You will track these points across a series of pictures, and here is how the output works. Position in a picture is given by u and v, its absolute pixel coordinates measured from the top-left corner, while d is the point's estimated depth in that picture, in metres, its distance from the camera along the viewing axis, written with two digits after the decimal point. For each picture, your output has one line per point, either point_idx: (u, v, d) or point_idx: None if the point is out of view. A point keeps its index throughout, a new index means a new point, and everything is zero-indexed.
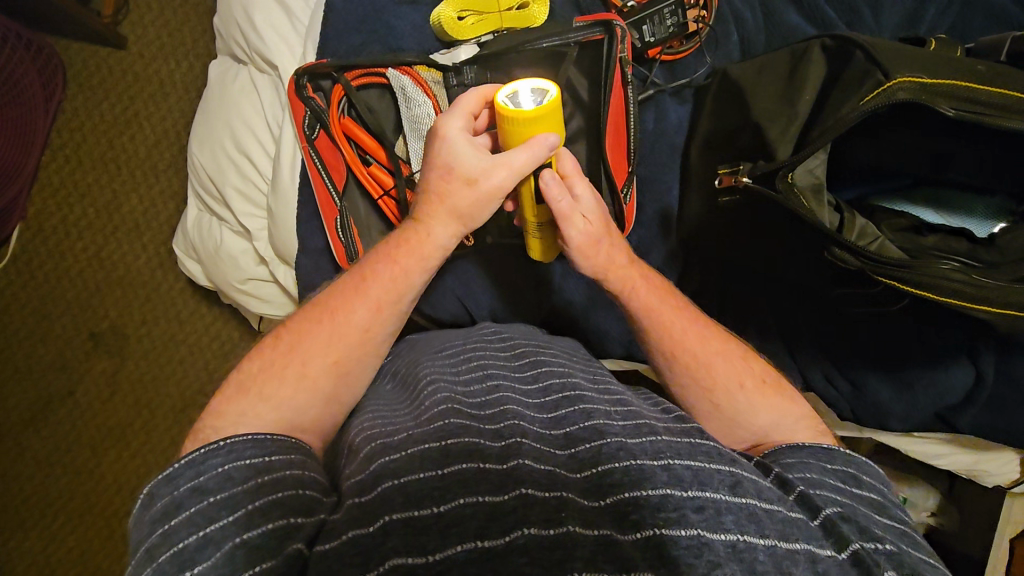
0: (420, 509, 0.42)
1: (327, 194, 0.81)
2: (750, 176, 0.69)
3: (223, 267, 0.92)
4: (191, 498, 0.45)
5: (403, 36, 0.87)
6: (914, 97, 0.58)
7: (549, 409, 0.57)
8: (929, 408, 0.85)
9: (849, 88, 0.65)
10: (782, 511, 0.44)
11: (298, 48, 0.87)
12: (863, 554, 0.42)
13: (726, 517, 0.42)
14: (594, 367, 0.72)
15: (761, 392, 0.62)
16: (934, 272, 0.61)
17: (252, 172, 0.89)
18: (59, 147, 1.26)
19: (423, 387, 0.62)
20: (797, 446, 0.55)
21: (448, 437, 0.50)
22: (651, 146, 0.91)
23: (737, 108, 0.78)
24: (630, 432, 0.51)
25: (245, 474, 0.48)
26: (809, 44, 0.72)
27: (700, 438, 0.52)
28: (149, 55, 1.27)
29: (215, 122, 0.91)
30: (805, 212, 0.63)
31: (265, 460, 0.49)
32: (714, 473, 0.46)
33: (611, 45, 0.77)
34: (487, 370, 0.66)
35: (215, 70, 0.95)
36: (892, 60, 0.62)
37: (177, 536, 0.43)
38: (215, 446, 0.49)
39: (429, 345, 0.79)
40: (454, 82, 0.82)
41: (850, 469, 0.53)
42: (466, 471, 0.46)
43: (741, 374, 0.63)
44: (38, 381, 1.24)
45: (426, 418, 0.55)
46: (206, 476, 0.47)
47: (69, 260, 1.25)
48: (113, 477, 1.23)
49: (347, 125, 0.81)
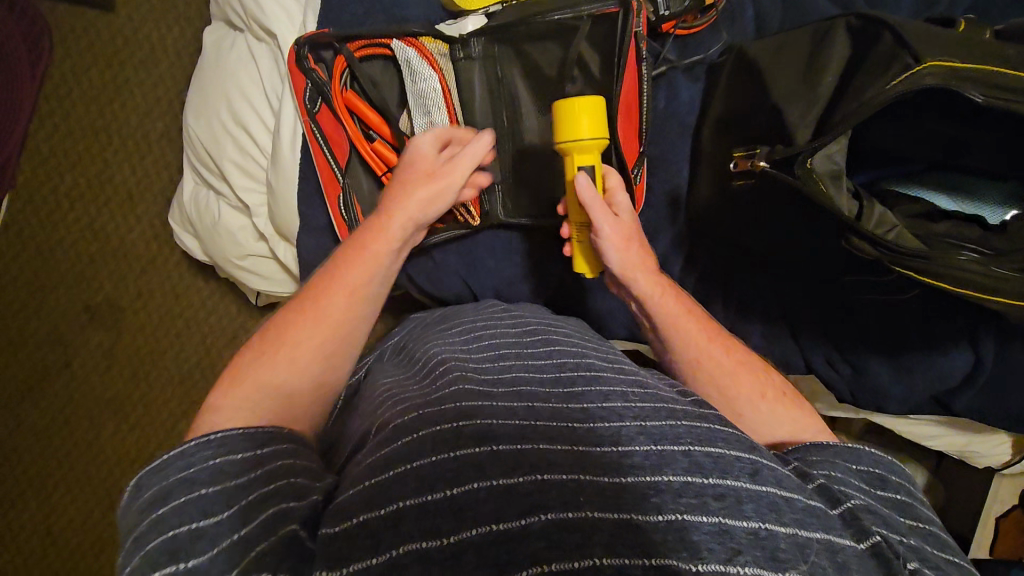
0: (434, 492, 0.41)
1: (329, 169, 0.77)
2: (768, 160, 0.65)
3: (222, 242, 0.91)
4: (180, 488, 0.44)
5: (408, 6, 0.81)
6: (942, 83, 0.56)
7: (562, 385, 0.57)
8: (925, 391, 0.86)
9: (874, 73, 0.62)
10: (801, 499, 0.44)
11: (297, 16, 0.82)
12: (882, 547, 0.44)
13: (747, 506, 0.42)
14: (606, 347, 0.71)
15: (783, 403, 0.62)
16: (954, 261, 0.60)
17: (251, 146, 0.85)
18: (48, 115, 1.23)
19: (436, 361, 0.63)
20: (822, 446, 0.55)
21: (461, 419, 0.49)
22: (660, 127, 0.88)
23: (750, 89, 0.75)
24: (649, 415, 0.51)
25: (238, 468, 0.46)
26: (833, 21, 0.69)
27: (718, 424, 0.51)
28: (139, 19, 1.24)
29: (211, 91, 0.86)
30: (825, 203, 0.61)
31: (256, 454, 0.48)
32: (735, 460, 0.46)
33: (626, 22, 0.71)
34: (500, 351, 0.65)
35: (209, 36, 0.90)
36: (920, 42, 0.60)
37: (167, 524, 0.41)
38: (206, 438, 0.48)
39: (439, 323, 0.77)
40: (461, 55, 0.78)
41: (875, 469, 0.53)
42: (480, 453, 0.45)
43: (764, 384, 0.63)
44: (31, 353, 1.23)
45: (438, 398, 0.54)
46: (196, 468, 0.45)
47: (60, 231, 1.23)
48: (112, 447, 1.25)
49: (351, 99, 0.76)
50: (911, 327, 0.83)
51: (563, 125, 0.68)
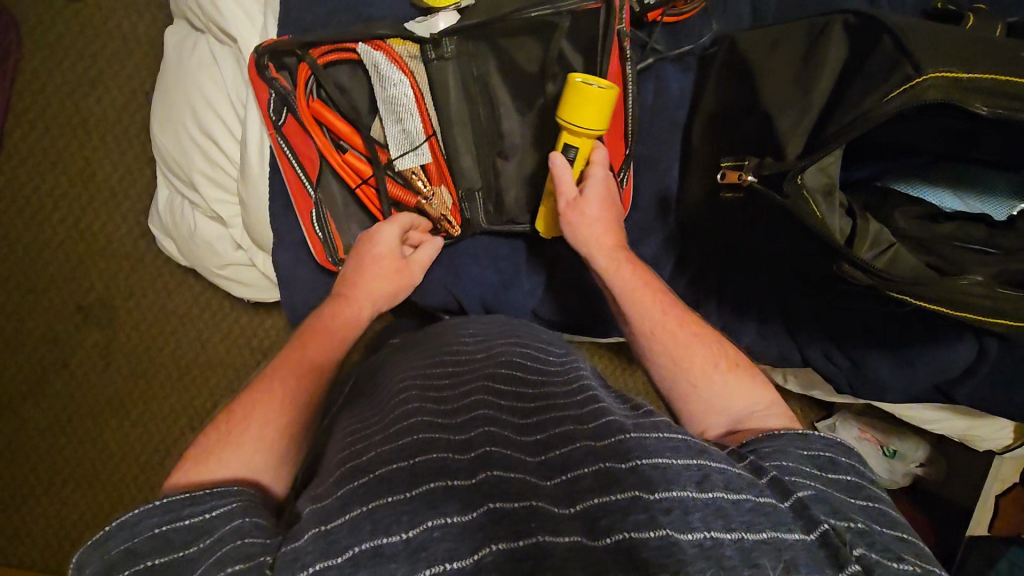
0: (388, 535, 0.40)
1: (299, 185, 0.74)
2: (757, 174, 0.61)
3: (200, 252, 0.89)
4: (125, 562, 0.43)
5: (374, 4, 0.76)
6: (944, 97, 0.52)
7: (524, 412, 0.55)
8: (928, 381, 0.84)
9: (871, 80, 0.57)
10: (750, 499, 0.45)
11: (258, 18, 0.78)
12: (830, 532, 0.43)
13: (693, 516, 0.42)
14: (569, 364, 0.70)
15: (735, 374, 0.62)
16: (955, 289, 0.57)
17: (219, 156, 0.82)
18: (25, 112, 1.21)
19: (394, 395, 0.61)
20: (773, 437, 0.54)
21: (416, 455, 0.47)
22: (649, 123, 0.84)
23: (740, 85, 0.70)
24: (598, 434, 0.50)
25: (184, 536, 0.45)
26: (831, 17, 0.64)
27: (668, 432, 0.51)
28: (108, 7, 1.18)
29: (175, 100, 0.83)
30: (816, 228, 0.56)
31: (206, 517, 0.46)
32: (682, 470, 0.46)
33: (609, 17, 0.68)
34: (461, 375, 0.63)
35: (170, 38, 0.86)
36: (923, 48, 0.54)
37: None
38: (151, 505, 0.46)
39: (407, 350, 0.75)
40: (433, 56, 0.72)
41: (825, 454, 0.52)
42: (432, 490, 0.44)
43: (717, 355, 0.64)
44: (33, 353, 1.25)
45: (392, 433, 0.52)
46: (140, 538, 0.44)
47: (48, 232, 1.22)
48: (116, 444, 1.25)
49: (317, 108, 0.72)
50: (913, 322, 0.80)
51: (576, 107, 0.69)
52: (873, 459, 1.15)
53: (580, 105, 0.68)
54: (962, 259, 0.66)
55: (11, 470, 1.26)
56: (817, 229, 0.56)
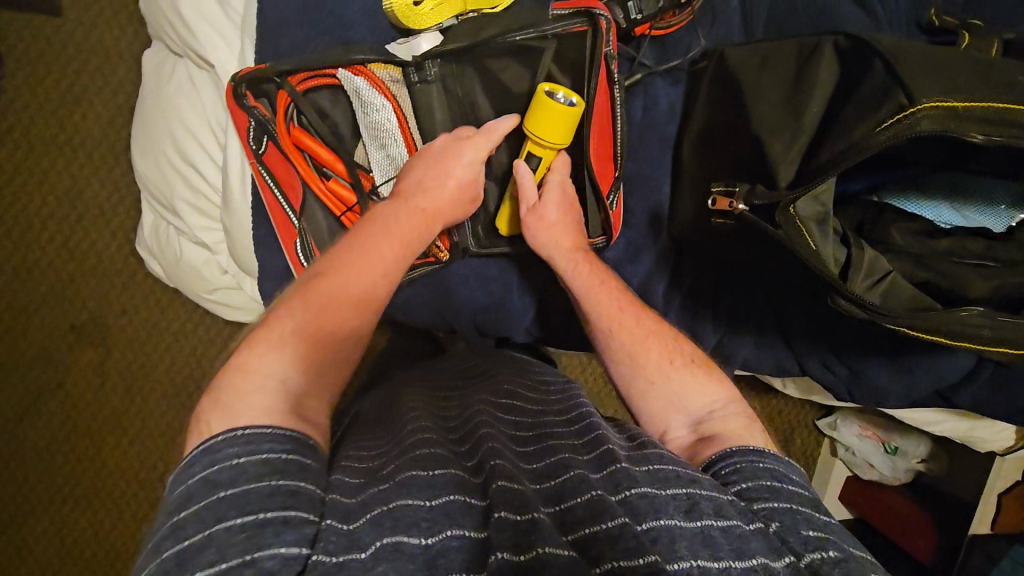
0: (410, 535, 0.40)
1: (282, 214, 0.72)
2: (748, 202, 0.59)
3: (187, 278, 0.88)
4: (202, 490, 0.42)
5: (353, 27, 0.74)
6: (935, 128, 0.52)
7: (523, 442, 0.56)
8: (928, 388, 0.83)
9: (864, 105, 0.57)
10: (739, 526, 0.44)
11: (235, 42, 0.77)
12: (820, 566, 0.42)
13: (681, 545, 0.42)
14: (570, 392, 0.71)
15: (690, 370, 0.63)
16: (951, 318, 0.57)
17: (201, 183, 0.81)
18: (6, 131, 1.18)
19: (404, 414, 0.62)
20: (732, 452, 0.54)
21: (433, 466, 0.48)
22: (638, 139, 0.82)
23: (731, 102, 0.69)
24: (593, 466, 0.50)
25: (263, 471, 0.43)
26: (821, 39, 0.63)
27: (659, 464, 0.50)
28: (89, 23, 1.16)
29: (155, 127, 0.82)
30: (810, 261, 0.56)
31: (281, 458, 0.45)
32: (670, 499, 0.45)
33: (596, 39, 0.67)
34: (471, 405, 0.64)
35: (147, 63, 0.85)
36: (916, 76, 0.54)
37: (183, 533, 0.39)
38: (234, 434, 0.45)
39: (409, 383, 0.76)
40: (416, 79, 0.72)
41: (779, 467, 0.52)
42: (453, 502, 0.44)
43: (673, 351, 0.64)
44: (26, 375, 1.23)
45: (401, 448, 0.53)
46: (219, 468, 0.43)
47: (37, 252, 1.20)
48: (115, 462, 1.24)
49: (298, 135, 0.70)
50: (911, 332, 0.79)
51: (535, 120, 0.70)
52: (874, 458, 1.17)
53: (538, 119, 0.69)
54: (959, 273, 0.65)
55: (8, 492, 1.24)
56: (807, 259, 0.56)
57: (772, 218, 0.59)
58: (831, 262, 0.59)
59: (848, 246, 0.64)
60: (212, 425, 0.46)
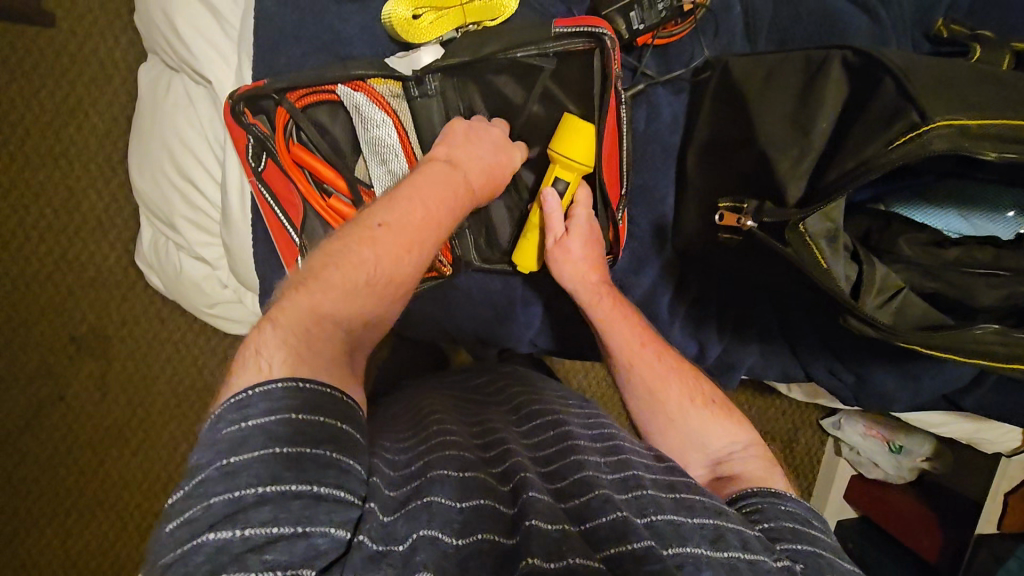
0: (447, 533, 0.42)
1: (284, 233, 0.71)
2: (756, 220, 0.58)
3: (187, 293, 0.87)
4: (258, 440, 0.41)
5: (352, 42, 0.74)
6: (951, 149, 0.51)
7: (544, 461, 0.55)
8: (934, 394, 0.83)
9: (871, 126, 0.56)
10: (766, 561, 0.46)
11: (232, 58, 0.76)
12: None
13: (705, 573, 0.43)
14: (591, 411, 0.70)
15: (711, 410, 0.66)
16: (963, 336, 0.57)
17: (200, 201, 0.80)
18: (1, 143, 1.16)
19: (425, 414, 0.63)
20: (754, 492, 0.57)
21: (466, 469, 0.50)
22: (641, 150, 0.81)
23: (734, 113, 0.69)
24: (617, 487, 0.50)
25: (318, 437, 0.43)
26: (829, 52, 0.62)
27: (687, 493, 0.52)
28: (82, 32, 1.15)
29: (151, 143, 0.81)
30: (820, 279, 0.55)
31: (337, 425, 0.44)
32: (696, 528, 0.47)
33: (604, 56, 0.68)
34: (490, 422, 0.63)
35: (142, 77, 0.84)
36: (926, 92, 0.53)
37: (238, 481, 0.40)
38: (296, 386, 0.45)
39: (422, 389, 0.77)
40: (417, 93, 0.71)
41: (801, 512, 0.55)
42: (482, 506, 0.46)
43: (694, 389, 0.67)
44: (26, 388, 1.21)
45: (424, 447, 0.54)
46: (276, 420, 0.42)
47: (34, 265, 1.19)
48: (119, 474, 1.24)
49: (298, 153, 0.70)
50: None
51: (564, 141, 0.72)
52: (879, 458, 1.16)
53: (570, 138, 0.71)
54: (970, 285, 0.64)
55: (9, 506, 1.22)
56: (819, 278, 0.55)
57: (782, 237, 0.59)
58: (841, 278, 0.59)
59: (858, 262, 0.63)
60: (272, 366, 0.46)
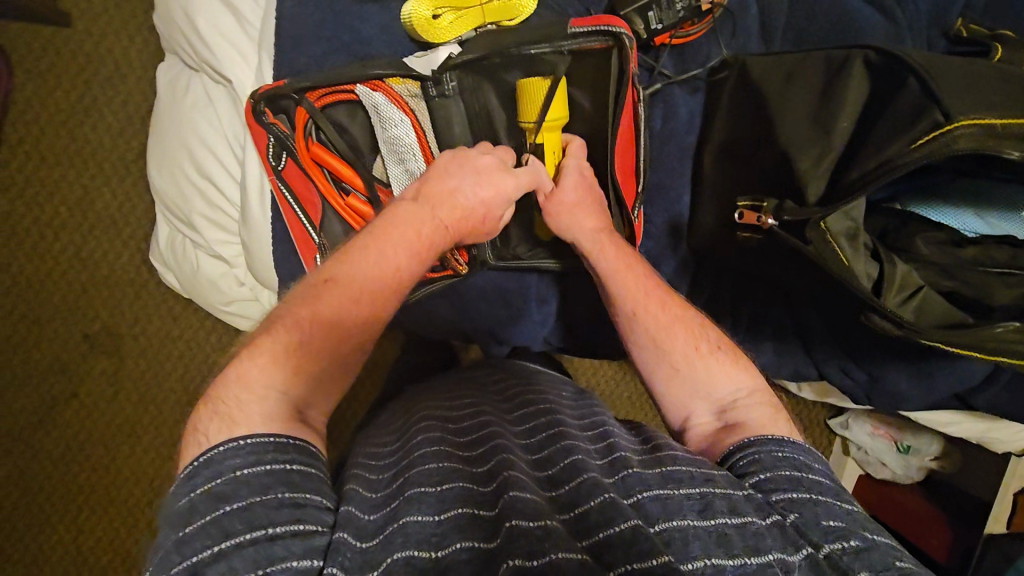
0: (422, 549, 0.41)
1: (303, 230, 0.73)
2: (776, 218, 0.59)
3: (204, 291, 0.87)
4: (206, 503, 0.42)
5: (371, 42, 0.74)
6: (975, 148, 0.52)
7: (536, 451, 0.56)
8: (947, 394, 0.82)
9: (900, 123, 0.57)
10: (755, 523, 0.45)
11: (252, 58, 0.76)
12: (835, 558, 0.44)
13: (694, 545, 0.43)
14: (585, 403, 0.71)
15: (716, 358, 0.63)
16: (986, 334, 0.57)
17: (219, 199, 0.81)
18: (18, 142, 1.17)
19: (417, 422, 0.63)
20: (762, 440, 0.55)
21: (443, 482, 0.48)
22: (658, 150, 0.82)
23: (752, 113, 0.69)
24: (606, 471, 0.50)
25: (269, 483, 0.43)
26: (850, 52, 0.63)
27: (672, 466, 0.51)
28: (98, 32, 1.16)
29: (170, 142, 0.82)
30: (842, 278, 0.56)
31: (284, 467, 0.45)
32: (684, 499, 0.46)
33: (621, 57, 0.69)
34: (479, 416, 0.63)
35: (161, 77, 0.85)
36: (952, 92, 0.54)
37: (190, 547, 0.40)
38: (236, 444, 0.45)
39: (420, 395, 0.76)
40: (434, 93, 0.71)
41: (800, 457, 0.53)
42: (460, 514, 0.44)
43: (699, 338, 0.64)
44: (40, 385, 1.23)
45: (406, 463, 0.53)
46: (224, 479, 0.43)
47: (49, 262, 1.20)
48: (130, 471, 1.25)
49: (317, 152, 0.70)
50: None
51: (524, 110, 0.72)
52: (888, 457, 1.16)
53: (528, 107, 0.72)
54: (986, 283, 0.64)
55: (22, 501, 1.24)
56: (844, 278, 0.56)
57: (801, 235, 0.59)
58: (860, 277, 0.60)
59: (878, 262, 0.63)
60: (211, 434, 0.47)
